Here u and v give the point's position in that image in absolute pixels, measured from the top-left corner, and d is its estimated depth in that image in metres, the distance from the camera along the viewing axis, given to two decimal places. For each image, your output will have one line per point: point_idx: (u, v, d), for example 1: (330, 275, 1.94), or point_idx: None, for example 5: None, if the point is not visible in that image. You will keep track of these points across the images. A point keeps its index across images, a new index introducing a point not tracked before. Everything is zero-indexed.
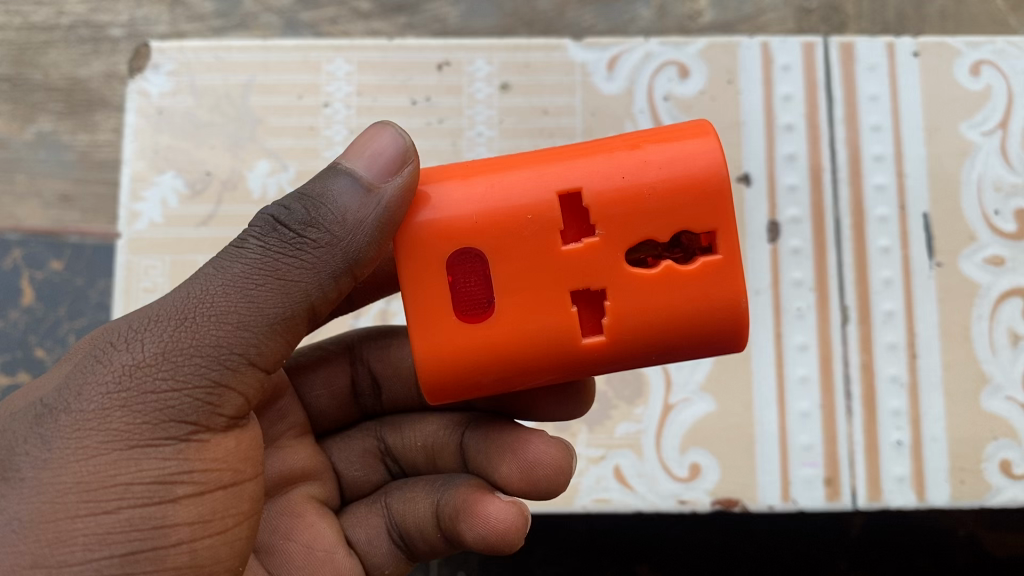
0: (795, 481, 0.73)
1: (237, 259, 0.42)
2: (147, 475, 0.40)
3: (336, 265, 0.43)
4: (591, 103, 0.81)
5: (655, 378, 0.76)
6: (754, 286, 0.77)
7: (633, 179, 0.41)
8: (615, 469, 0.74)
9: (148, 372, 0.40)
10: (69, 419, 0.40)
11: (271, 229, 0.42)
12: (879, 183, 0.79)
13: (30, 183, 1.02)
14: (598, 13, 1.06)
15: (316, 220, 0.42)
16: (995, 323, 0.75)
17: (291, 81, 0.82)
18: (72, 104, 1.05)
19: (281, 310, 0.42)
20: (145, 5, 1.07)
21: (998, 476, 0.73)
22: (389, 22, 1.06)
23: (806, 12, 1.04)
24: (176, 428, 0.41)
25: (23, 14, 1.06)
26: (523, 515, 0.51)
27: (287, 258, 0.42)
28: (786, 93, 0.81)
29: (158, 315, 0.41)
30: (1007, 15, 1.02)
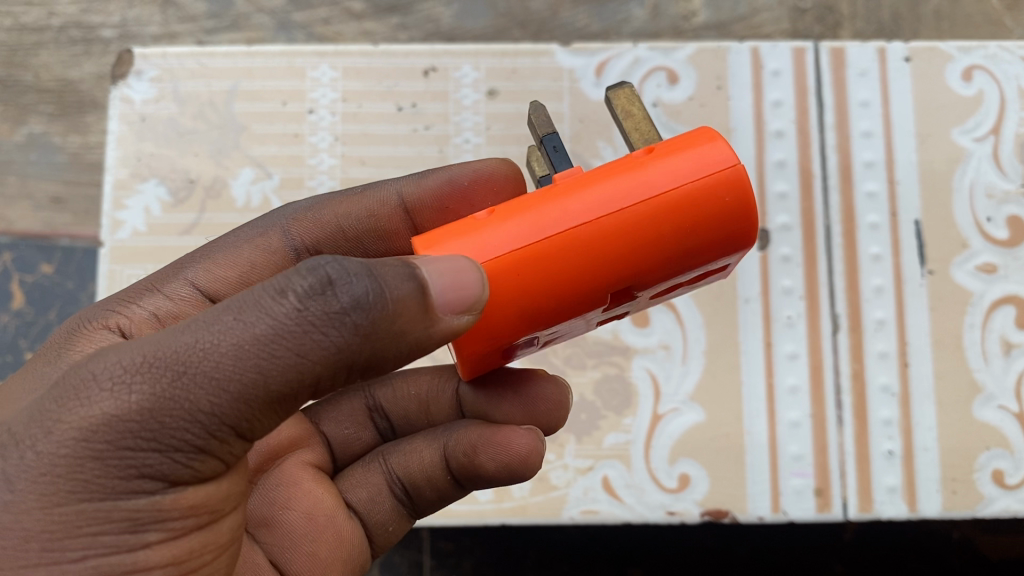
0: (785, 492, 0.73)
1: (256, 323, 0.35)
2: (113, 527, 0.38)
3: (363, 350, 0.36)
4: (579, 110, 0.80)
5: (644, 388, 0.75)
6: (744, 295, 0.77)
7: (681, 268, 0.40)
8: (603, 480, 0.73)
9: (128, 430, 0.36)
10: (38, 462, 0.37)
11: (301, 300, 0.35)
12: (870, 190, 0.78)
13: (21, 184, 1.05)
14: (593, 13, 1.08)
15: (356, 304, 0.35)
16: (988, 331, 0.74)
17: (275, 87, 0.81)
18: (64, 105, 1.07)
19: (290, 387, 0.36)
20: (137, 6, 1.09)
21: (990, 486, 0.72)
22: (381, 22, 1.08)
23: (800, 11, 1.05)
24: (151, 481, 0.37)
25: (14, 14, 1.09)
26: (540, 439, 0.52)
27: (311, 338, 0.35)
28: (776, 99, 0.80)
29: (152, 362, 0.36)
30: (1003, 14, 1.03)
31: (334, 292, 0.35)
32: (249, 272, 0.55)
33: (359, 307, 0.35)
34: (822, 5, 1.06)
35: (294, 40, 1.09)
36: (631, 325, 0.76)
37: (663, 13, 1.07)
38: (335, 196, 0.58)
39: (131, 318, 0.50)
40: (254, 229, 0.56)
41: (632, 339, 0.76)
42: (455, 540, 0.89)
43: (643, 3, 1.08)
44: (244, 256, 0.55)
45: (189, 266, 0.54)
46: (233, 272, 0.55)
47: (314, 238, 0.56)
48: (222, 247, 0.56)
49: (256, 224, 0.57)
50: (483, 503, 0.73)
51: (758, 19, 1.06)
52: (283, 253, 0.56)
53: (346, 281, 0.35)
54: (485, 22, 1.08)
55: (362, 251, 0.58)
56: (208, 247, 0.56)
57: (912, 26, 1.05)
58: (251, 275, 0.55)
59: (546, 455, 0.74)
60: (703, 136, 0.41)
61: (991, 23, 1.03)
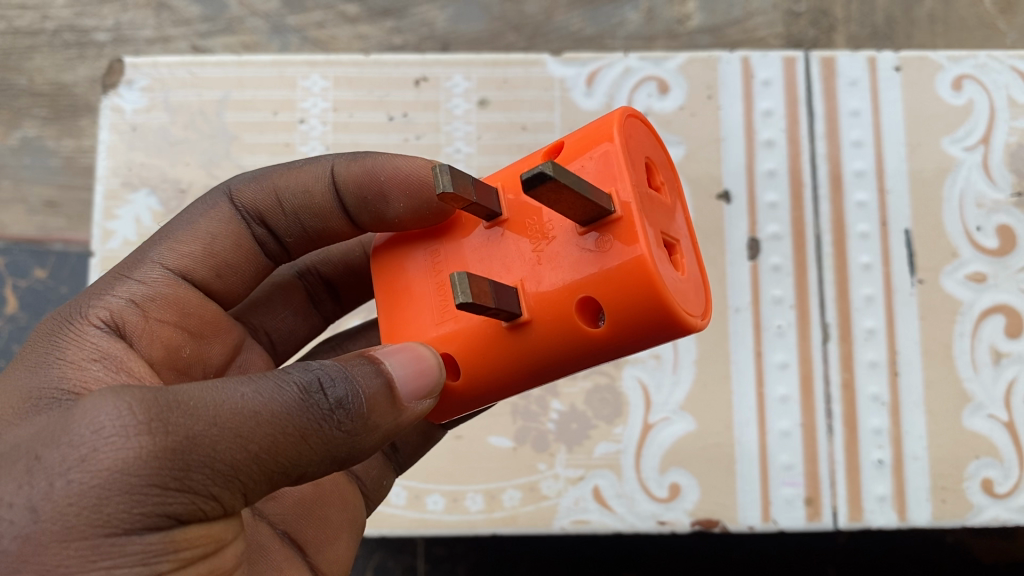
0: (776, 502, 0.73)
1: (271, 400, 0.38)
2: (127, 562, 0.36)
3: (352, 439, 0.39)
4: (570, 119, 0.81)
5: (634, 398, 0.75)
6: (735, 304, 0.77)
7: None
8: (594, 490, 0.73)
9: (160, 471, 0.36)
10: (65, 491, 0.36)
11: (302, 392, 0.38)
12: (861, 199, 0.78)
13: (17, 189, 1.09)
14: (587, 17, 1.10)
15: (344, 402, 0.39)
16: (978, 341, 0.75)
17: (266, 97, 0.81)
18: (57, 109, 1.12)
19: (295, 461, 0.38)
20: (130, 9, 1.14)
21: (979, 495, 0.72)
22: (376, 26, 1.12)
23: (794, 15, 1.09)
24: (166, 524, 0.37)
25: (8, 19, 1.14)
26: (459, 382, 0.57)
27: (314, 422, 0.38)
28: (767, 108, 0.80)
29: (182, 409, 0.36)
30: (996, 17, 1.07)
31: (325, 392, 0.39)
32: (212, 246, 0.53)
33: (349, 403, 0.39)
34: (817, 8, 1.09)
35: (289, 44, 1.12)
36: None
37: (659, 16, 1.10)
38: (276, 168, 0.56)
39: (110, 308, 0.48)
40: (202, 203, 0.55)
41: None
42: (449, 545, 0.90)
43: (636, 7, 1.10)
44: (202, 230, 0.54)
45: (151, 248, 0.52)
46: (195, 246, 0.53)
47: (256, 206, 0.55)
48: (176, 226, 0.54)
49: (204, 199, 0.55)
50: (473, 512, 0.73)
51: (751, 23, 1.09)
52: (234, 222, 0.55)
53: (331, 381, 0.39)
54: (479, 26, 1.11)
55: (300, 226, 0.56)
56: (162, 228, 0.54)
57: (906, 30, 1.08)
58: (214, 247, 0.54)
59: (537, 464, 0.74)
60: (637, 296, 0.37)
61: (984, 26, 1.06)
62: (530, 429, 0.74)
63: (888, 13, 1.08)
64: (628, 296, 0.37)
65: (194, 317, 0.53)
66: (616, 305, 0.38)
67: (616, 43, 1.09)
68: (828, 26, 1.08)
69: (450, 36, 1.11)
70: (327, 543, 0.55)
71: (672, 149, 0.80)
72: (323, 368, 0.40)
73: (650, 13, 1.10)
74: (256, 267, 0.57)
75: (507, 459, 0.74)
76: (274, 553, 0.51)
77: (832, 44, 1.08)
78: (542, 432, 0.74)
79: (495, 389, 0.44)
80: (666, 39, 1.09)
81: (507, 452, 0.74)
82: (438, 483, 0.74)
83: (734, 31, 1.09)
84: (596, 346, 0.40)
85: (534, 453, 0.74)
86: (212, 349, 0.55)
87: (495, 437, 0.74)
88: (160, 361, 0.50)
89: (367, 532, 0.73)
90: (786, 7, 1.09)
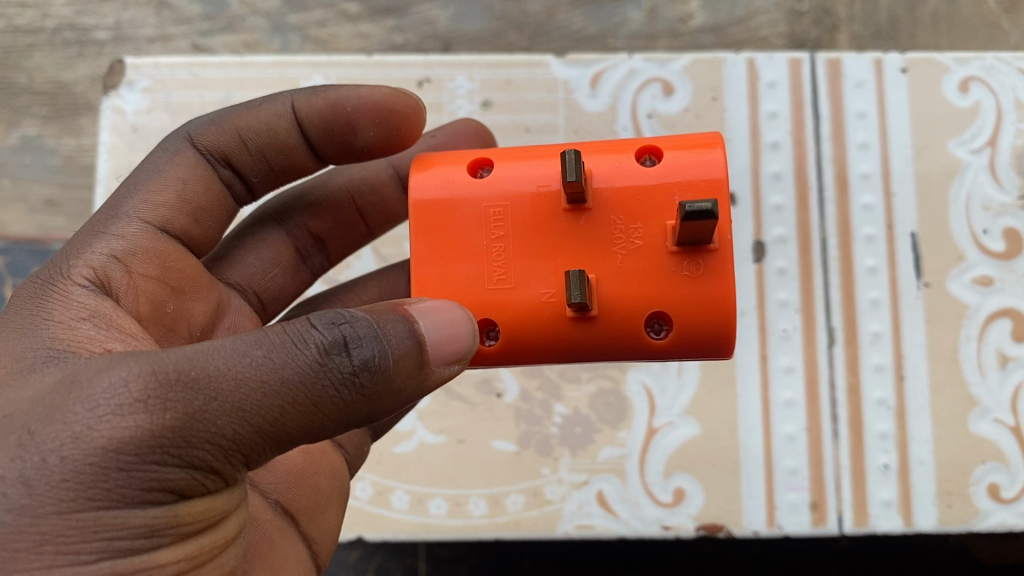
0: (781, 506, 0.73)
1: (283, 365, 0.37)
2: (130, 531, 0.38)
3: (370, 407, 0.39)
4: (574, 120, 0.80)
5: (639, 402, 0.75)
6: (740, 307, 0.76)
7: None
8: (598, 494, 0.73)
9: (159, 444, 0.36)
10: (61, 466, 0.36)
11: (321, 355, 0.37)
12: (867, 202, 0.78)
13: (17, 188, 1.11)
14: (589, 17, 1.10)
15: (369, 367, 0.38)
16: (984, 345, 0.74)
17: (268, 98, 0.80)
18: (58, 108, 1.13)
19: (303, 432, 0.38)
20: (131, 8, 1.14)
21: (986, 501, 0.72)
22: (377, 24, 1.11)
23: (797, 15, 1.09)
24: (168, 495, 0.38)
25: (8, 18, 1.14)
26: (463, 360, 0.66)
27: (329, 390, 0.37)
28: (773, 110, 0.80)
29: (185, 382, 0.37)
30: (999, 17, 1.06)
31: (349, 355, 0.38)
32: (182, 190, 0.54)
33: (372, 368, 0.38)
34: (820, 7, 1.08)
35: (289, 43, 1.12)
36: None
37: (661, 15, 1.10)
38: (231, 109, 0.58)
39: (91, 265, 0.48)
40: (165, 151, 0.55)
41: None
42: (451, 547, 0.89)
43: (639, 6, 1.10)
44: (171, 176, 0.54)
45: (123, 198, 0.52)
46: (166, 195, 0.54)
47: (220, 147, 0.57)
48: (143, 176, 0.54)
49: (164, 147, 0.56)
50: (476, 517, 0.73)
51: (754, 23, 1.08)
52: (201, 165, 0.56)
53: (357, 343, 0.38)
54: (480, 25, 1.11)
55: (264, 162, 0.59)
56: (130, 178, 0.54)
57: (909, 30, 1.07)
58: (185, 192, 0.54)
59: (541, 468, 0.73)
60: (719, 328, 0.45)
61: (988, 26, 1.06)
62: (533, 433, 0.74)
63: (891, 12, 1.08)
64: (701, 321, 0.45)
65: (174, 271, 0.53)
66: (689, 322, 0.45)
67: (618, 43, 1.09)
68: (831, 25, 1.08)
69: (452, 36, 1.11)
70: (318, 512, 0.55)
71: None
72: (350, 324, 0.38)
73: (652, 12, 1.10)
74: (227, 211, 0.58)
75: (510, 464, 0.73)
76: (267, 524, 0.51)
77: (834, 43, 1.07)
78: (546, 436, 0.74)
79: (520, 357, 0.47)
80: (669, 39, 1.09)
81: (510, 455, 0.73)
82: (441, 488, 0.73)
83: (736, 30, 1.08)
84: (645, 352, 0.47)
85: (537, 457, 0.73)
86: (196, 305, 0.55)
87: (498, 441, 0.74)
88: (146, 316, 0.50)
89: (369, 536, 0.72)
90: (789, 6, 1.09)
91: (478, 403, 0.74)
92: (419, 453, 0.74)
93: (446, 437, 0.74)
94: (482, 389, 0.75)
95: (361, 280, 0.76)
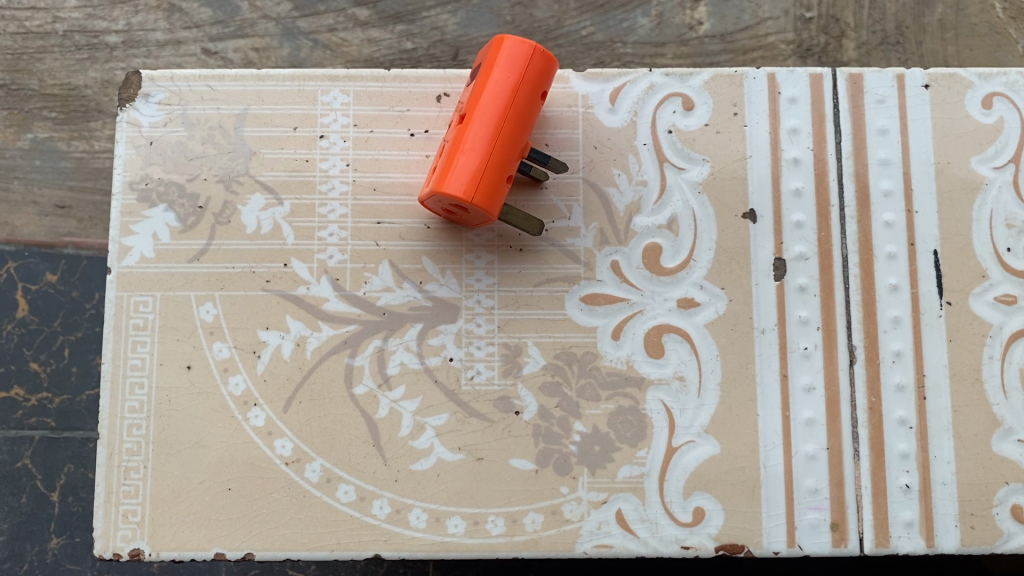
0: (801, 527, 0.73)
1: None
2: None
3: None
4: (593, 136, 0.78)
5: (658, 420, 0.74)
6: (760, 325, 0.75)
7: None
8: (617, 514, 0.73)
9: None
10: None
11: None
12: (888, 219, 0.76)
13: (28, 189, 1.12)
14: (597, 22, 1.12)
15: None
16: (1007, 364, 0.75)
17: (286, 112, 0.79)
18: (69, 111, 1.14)
19: None
20: (142, 12, 1.15)
21: (1008, 522, 0.73)
22: (387, 29, 1.13)
23: (806, 21, 1.11)
24: None
25: (19, 20, 1.15)
26: None
27: None
28: (793, 127, 0.78)
29: None
30: (1007, 24, 1.10)
31: None
32: None
33: None
34: (827, 14, 1.11)
35: (301, 47, 1.13)
36: (645, 356, 0.75)
37: (668, 22, 1.12)
38: None
39: None
40: None
41: (646, 369, 0.75)
42: None
43: (647, 12, 1.12)
44: None
45: None
46: None
47: None
48: None
49: None
50: (494, 536, 0.72)
51: (763, 29, 1.11)
52: None
53: None
54: (490, 31, 1.12)
55: None
56: None
57: (916, 36, 1.10)
58: None
59: (558, 488, 0.73)
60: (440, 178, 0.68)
61: (995, 33, 1.10)
62: (551, 452, 0.73)
63: (898, 19, 1.11)
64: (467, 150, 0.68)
65: None
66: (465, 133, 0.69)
67: (627, 49, 1.11)
68: (838, 32, 1.10)
69: (461, 41, 1.12)
70: None
71: (697, 167, 0.78)
72: None
73: (660, 18, 1.12)
74: None
75: (529, 482, 0.73)
76: None
77: (841, 50, 1.10)
78: (565, 455, 0.73)
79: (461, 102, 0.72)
80: (676, 46, 1.11)
81: (529, 474, 0.73)
82: (459, 506, 0.72)
83: (743, 36, 1.11)
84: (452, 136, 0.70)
85: (555, 476, 0.73)
86: None
87: (516, 460, 0.73)
88: None
89: (387, 555, 0.72)
90: (797, 13, 1.11)
91: (495, 420, 0.74)
92: (436, 471, 0.73)
93: (464, 455, 0.73)
94: (499, 406, 0.74)
95: (377, 295, 0.76)
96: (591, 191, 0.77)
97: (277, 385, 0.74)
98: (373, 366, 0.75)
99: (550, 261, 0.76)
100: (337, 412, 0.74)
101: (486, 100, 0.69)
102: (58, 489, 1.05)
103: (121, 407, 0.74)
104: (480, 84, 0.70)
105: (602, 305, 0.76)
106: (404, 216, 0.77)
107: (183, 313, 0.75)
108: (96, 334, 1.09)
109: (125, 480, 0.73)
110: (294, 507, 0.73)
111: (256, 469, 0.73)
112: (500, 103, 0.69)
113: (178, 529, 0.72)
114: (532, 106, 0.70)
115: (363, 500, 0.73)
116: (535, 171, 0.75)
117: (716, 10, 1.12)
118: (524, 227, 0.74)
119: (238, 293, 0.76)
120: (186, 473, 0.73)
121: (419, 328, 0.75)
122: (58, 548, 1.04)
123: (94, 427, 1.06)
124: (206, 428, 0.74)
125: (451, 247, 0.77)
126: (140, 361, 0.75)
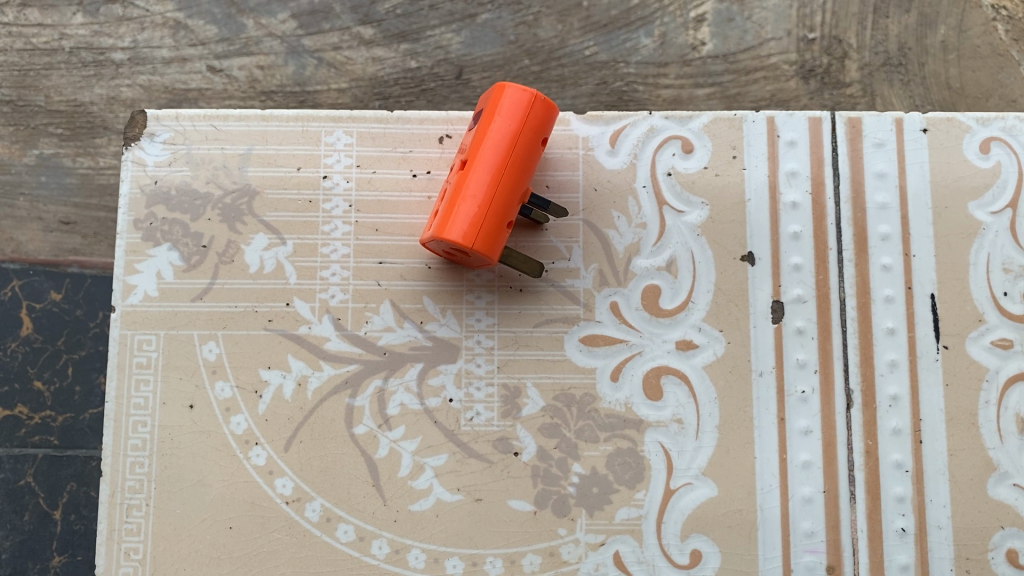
0: (797, 569, 0.73)
1: None
2: None
3: None
4: (594, 178, 0.79)
5: (656, 462, 0.74)
6: (758, 368, 0.76)
7: None
8: (615, 555, 0.73)
9: None
10: None
11: None
12: (886, 263, 0.77)
13: (33, 206, 1.13)
14: (600, 42, 1.12)
15: None
16: (1003, 409, 0.75)
17: (290, 152, 0.80)
18: (74, 128, 1.14)
19: None
20: (147, 29, 1.15)
21: (1003, 566, 0.73)
22: (391, 49, 1.13)
23: (808, 42, 1.12)
24: None
25: (26, 37, 1.15)
26: None
27: None
28: (792, 170, 0.79)
29: None
30: (1009, 46, 1.11)
31: None
32: None
33: None
34: (830, 36, 1.12)
35: (305, 66, 1.13)
36: (643, 398, 0.75)
37: (671, 42, 1.13)
38: None
39: None
40: None
41: (645, 411, 0.75)
42: None
43: (650, 32, 1.13)
44: None
45: None
46: None
47: None
48: None
49: None
50: None
51: (765, 50, 1.12)
52: None
53: None
54: (492, 50, 1.13)
55: None
56: None
57: (918, 58, 1.11)
58: None
59: (557, 529, 0.73)
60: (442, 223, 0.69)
61: (998, 55, 1.10)
62: (550, 493, 0.74)
63: (901, 41, 1.11)
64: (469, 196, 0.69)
65: None
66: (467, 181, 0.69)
67: (629, 69, 1.12)
68: (841, 53, 1.11)
69: (464, 61, 1.13)
70: None
71: (696, 210, 0.78)
72: None
73: (663, 38, 1.13)
74: None
75: (527, 523, 0.73)
76: None
77: (843, 71, 1.11)
78: (563, 496, 0.74)
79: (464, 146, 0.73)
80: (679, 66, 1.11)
81: (528, 515, 0.73)
82: (457, 547, 0.73)
83: (746, 57, 1.11)
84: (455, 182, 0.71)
85: (554, 518, 0.73)
86: None
87: (515, 501, 0.74)
88: None
89: None
90: (800, 34, 1.12)
91: (495, 461, 0.74)
92: (435, 512, 0.74)
93: (463, 495, 0.74)
94: (498, 447, 0.75)
95: (378, 335, 0.76)
96: (591, 233, 0.78)
97: (278, 424, 0.75)
98: (374, 406, 0.75)
99: (549, 302, 0.77)
100: (337, 451, 0.75)
101: (488, 148, 0.69)
102: (60, 507, 1.06)
103: (124, 445, 0.75)
104: (481, 131, 0.70)
105: (600, 346, 0.76)
106: (405, 256, 0.78)
107: (186, 352, 0.76)
108: (98, 352, 1.09)
109: (127, 518, 0.74)
110: (294, 546, 0.73)
111: (257, 508, 0.74)
112: (501, 151, 0.69)
113: (179, 567, 0.73)
114: (532, 153, 0.71)
115: (362, 539, 0.73)
116: (536, 215, 0.75)
117: (718, 30, 1.13)
118: (524, 269, 0.75)
119: (240, 332, 0.76)
120: (188, 511, 0.74)
121: (420, 367, 0.76)
122: (60, 567, 1.05)
123: (97, 445, 1.07)
124: (208, 467, 0.75)
125: (452, 288, 0.77)
126: (143, 400, 0.75)
